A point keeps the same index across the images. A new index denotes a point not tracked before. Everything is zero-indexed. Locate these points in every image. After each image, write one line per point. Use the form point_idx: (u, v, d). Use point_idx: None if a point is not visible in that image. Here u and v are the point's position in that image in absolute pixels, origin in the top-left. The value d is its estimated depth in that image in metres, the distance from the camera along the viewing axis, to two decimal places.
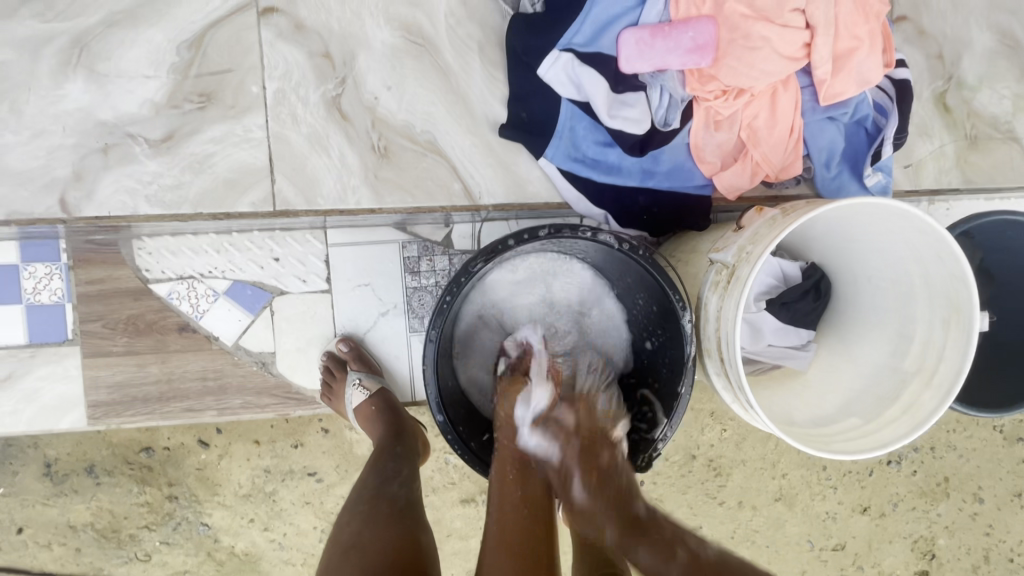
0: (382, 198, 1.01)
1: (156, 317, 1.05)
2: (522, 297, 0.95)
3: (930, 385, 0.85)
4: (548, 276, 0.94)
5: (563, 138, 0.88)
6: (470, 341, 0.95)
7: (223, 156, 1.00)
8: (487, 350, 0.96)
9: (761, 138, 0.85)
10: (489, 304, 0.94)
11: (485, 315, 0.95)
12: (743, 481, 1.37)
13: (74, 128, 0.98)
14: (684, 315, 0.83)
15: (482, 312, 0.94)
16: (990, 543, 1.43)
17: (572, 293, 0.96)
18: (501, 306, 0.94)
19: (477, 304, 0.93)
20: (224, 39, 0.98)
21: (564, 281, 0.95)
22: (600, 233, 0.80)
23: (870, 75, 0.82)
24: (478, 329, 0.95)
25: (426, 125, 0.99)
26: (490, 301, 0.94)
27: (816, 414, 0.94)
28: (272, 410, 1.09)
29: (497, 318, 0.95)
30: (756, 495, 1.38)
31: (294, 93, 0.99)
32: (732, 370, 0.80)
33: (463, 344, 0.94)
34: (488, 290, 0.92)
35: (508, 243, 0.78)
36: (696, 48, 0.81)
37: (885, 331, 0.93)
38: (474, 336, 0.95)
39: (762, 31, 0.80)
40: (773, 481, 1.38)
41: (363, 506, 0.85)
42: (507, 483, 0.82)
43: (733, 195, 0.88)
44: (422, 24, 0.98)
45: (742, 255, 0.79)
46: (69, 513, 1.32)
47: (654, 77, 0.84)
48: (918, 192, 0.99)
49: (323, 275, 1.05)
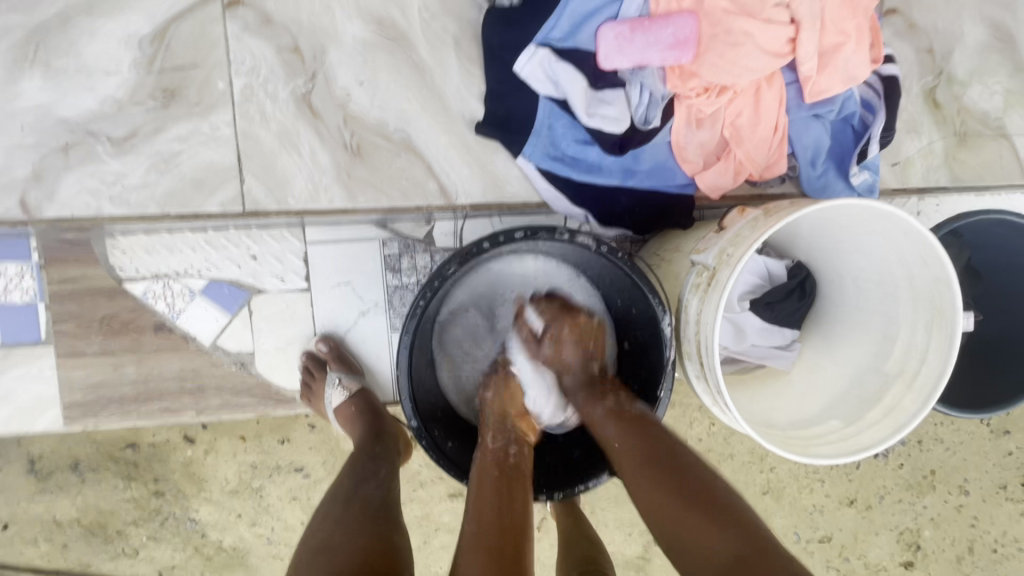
0: (355, 197, 0.98)
1: (131, 316, 1.03)
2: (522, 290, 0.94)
3: (912, 388, 0.84)
4: (545, 281, 0.93)
5: (541, 137, 0.86)
6: (458, 323, 0.93)
7: (190, 156, 0.97)
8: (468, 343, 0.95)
9: (745, 136, 0.83)
10: (487, 291, 0.93)
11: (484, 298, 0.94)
12: (731, 474, 1.37)
13: (33, 127, 0.95)
14: (664, 318, 0.81)
15: (483, 294, 0.93)
16: (975, 534, 1.43)
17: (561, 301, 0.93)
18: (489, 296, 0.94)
19: (475, 287, 0.91)
20: (188, 33, 0.95)
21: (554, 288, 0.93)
22: (578, 235, 0.78)
23: (856, 72, 0.79)
24: (473, 311, 0.94)
25: (401, 122, 0.97)
26: (488, 285, 0.92)
27: (798, 417, 0.94)
28: (253, 410, 1.08)
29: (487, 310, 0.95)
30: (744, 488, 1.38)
31: (263, 89, 0.96)
32: (711, 374, 0.78)
33: (451, 324, 0.92)
34: (490, 277, 0.91)
35: (484, 245, 0.76)
36: (677, 43, 0.78)
37: (870, 331, 0.92)
38: (469, 316, 0.94)
39: (745, 27, 0.77)
40: (761, 475, 1.38)
41: (336, 507, 0.83)
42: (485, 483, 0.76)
43: (716, 195, 0.86)
44: (395, 18, 0.95)
45: (722, 258, 0.78)
46: (54, 510, 1.31)
47: (634, 73, 0.82)
48: (906, 190, 0.97)
49: (302, 273, 1.03)
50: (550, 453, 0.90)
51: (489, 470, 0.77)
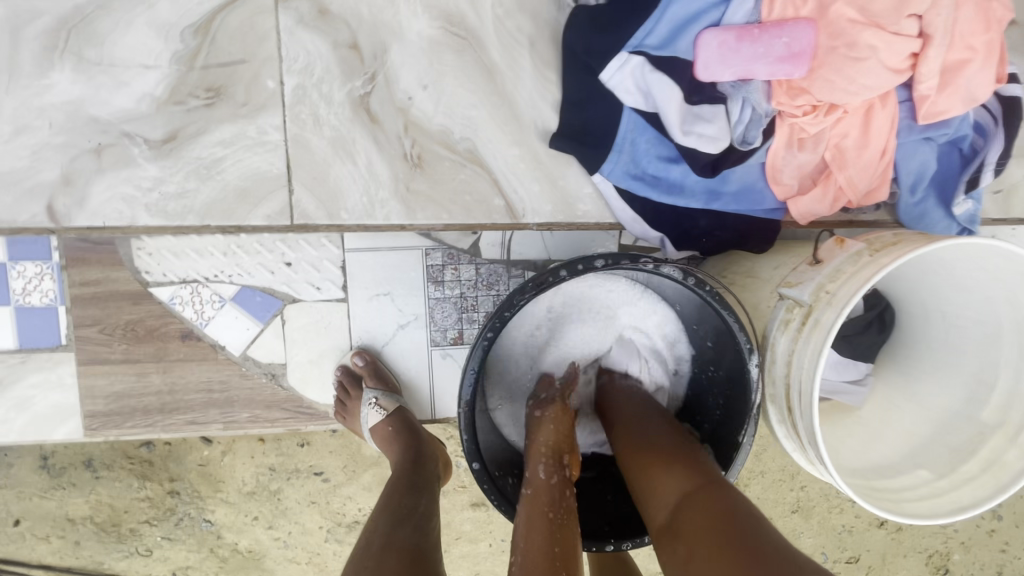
0: (413, 214, 0.90)
1: (157, 323, 0.96)
2: (595, 304, 0.83)
3: (1015, 441, 0.77)
4: (640, 307, 0.83)
5: (623, 153, 0.78)
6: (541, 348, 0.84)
7: (234, 162, 0.89)
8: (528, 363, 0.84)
9: (849, 160, 0.75)
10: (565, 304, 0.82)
11: (571, 314, 0.84)
12: (761, 492, 1.31)
13: (63, 125, 0.87)
14: (752, 359, 0.72)
15: (576, 305, 0.83)
16: (1003, 559, 1.36)
17: (631, 320, 0.84)
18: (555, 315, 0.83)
19: (564, 300, 0.82)
20: (236, 24, 0.86)
21: (625, 305, 0.83)
22: (663, 265, 0.70)
23: (978, 92, 0.71)
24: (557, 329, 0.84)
25: (466, 131, 0.88)
26: (579, 297, 0.82)
27: (875, 461, 0.86)
28: (283, 424, 1.01)
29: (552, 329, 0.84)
30: (773, 506, 1.32)
31: (317, 90, 0.88)
32: (804, 422, 0.70)
33: (530, 343, 0.83)
34: (584, 291, 0.82)
35: (561, 274, 0.68)
36: (790, 56, 0.69)
37: (961, 373, 0.85)
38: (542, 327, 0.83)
39: (871, 40, 0.68)
40: (791, 493, 1.32)
41: (369, 561, 0.70)
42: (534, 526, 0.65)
43: (806, 222, 0.78)
44: (466, 15, 0.86)
45: (822, 295, 0.71)
46: (66, 507, 1.26)
47: (736, 86, 0.73)
48: (1006, 220, 0.89)
49: (339, 282, 0.96)
50: (610, 489, 0.82)
51: (541, 513, 0.67)
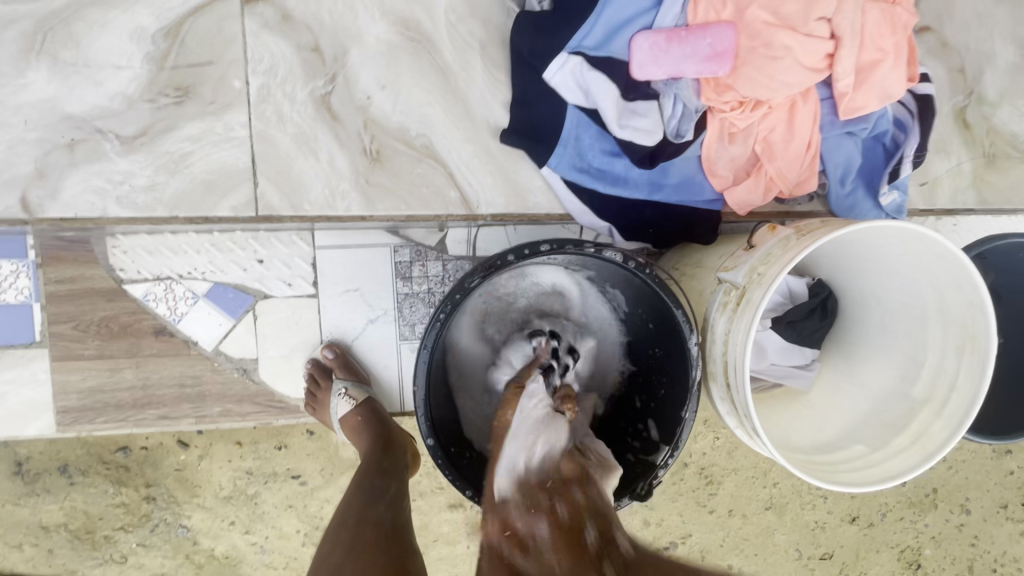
0: (373, 205, 0.95)
1: (130, 319, 0.99)
2: (492, 310, 0.89)
3: (939, 415, 0.82)
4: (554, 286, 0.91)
5: (569, 147, 0.89)
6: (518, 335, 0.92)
7: (202, 156, 0.94)
8: (476, 382, 0.90)
9: (777, 152, 0.85)
10: (468, 334, 0.88)
11: (493, 314, 0.90)
12: (734, 490, 1.30)
13: (37, 122, 0.91)
14: (691, 337, 0.80)
15: (500, 314, 0.91)
16: (975, 553, 1.38)
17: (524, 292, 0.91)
18: (466, 342, 0.88)
19: (543, 284, 0.91)
20: (204, 29, 0.91)
21: (506, 293, 0.89)
22: (605, 249, 0.76)
23: (892, 90, 0.81)
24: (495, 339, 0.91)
25: (422, 128, 0.94)
26: (553, 293, 0.92)
27: (819, 439, 0.91)
28: (254, 418, 1.03)
29: (471, 350, 0.89)
30: (747, 504, 1.31)
31: (280, 89, 0.93)
32: (738, 396, 0.76)
33: (462, 374, 0.88)
34: (535, 291, 0.91)
35: (508, 258, 0.73)
36: (714, 55, 0.80)
37: (894, 351, 0.89)
38: (464, 356, 0.88)
39: (785, 40, 0.78)
40: (764, 490, 1.31)
41: (346, 533, 0.78)
42: (508, 501, 0.74)
43: (744, 211, 0.88)
44: (421, 21, 0.92)
45: (753, 276, 0.76)
46: (39, 514, 1.23)
47: (668, 85, 0.84)
48: (932, 210, 0.97)
49: (310, 278, 0.99)
50: None
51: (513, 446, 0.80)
